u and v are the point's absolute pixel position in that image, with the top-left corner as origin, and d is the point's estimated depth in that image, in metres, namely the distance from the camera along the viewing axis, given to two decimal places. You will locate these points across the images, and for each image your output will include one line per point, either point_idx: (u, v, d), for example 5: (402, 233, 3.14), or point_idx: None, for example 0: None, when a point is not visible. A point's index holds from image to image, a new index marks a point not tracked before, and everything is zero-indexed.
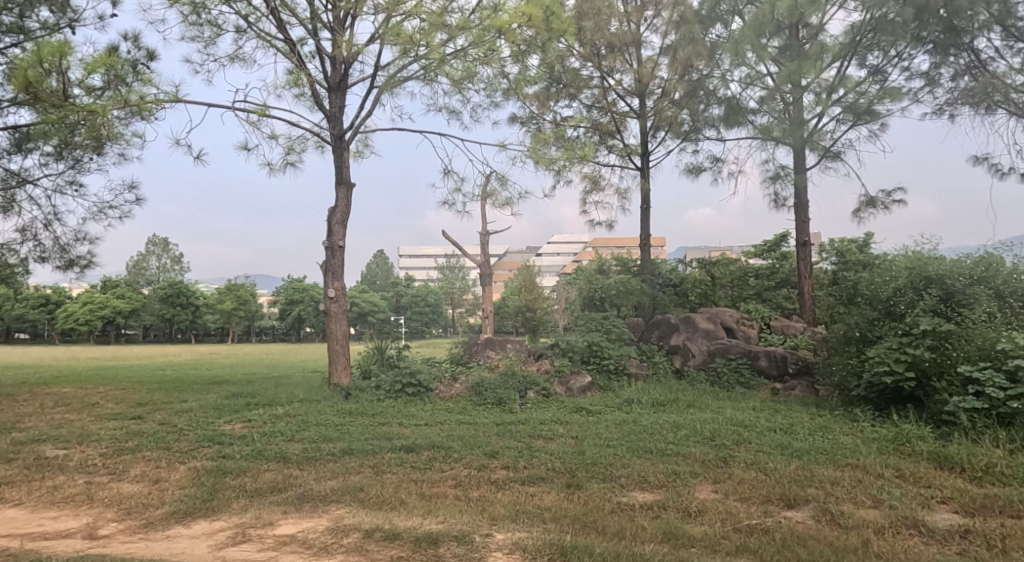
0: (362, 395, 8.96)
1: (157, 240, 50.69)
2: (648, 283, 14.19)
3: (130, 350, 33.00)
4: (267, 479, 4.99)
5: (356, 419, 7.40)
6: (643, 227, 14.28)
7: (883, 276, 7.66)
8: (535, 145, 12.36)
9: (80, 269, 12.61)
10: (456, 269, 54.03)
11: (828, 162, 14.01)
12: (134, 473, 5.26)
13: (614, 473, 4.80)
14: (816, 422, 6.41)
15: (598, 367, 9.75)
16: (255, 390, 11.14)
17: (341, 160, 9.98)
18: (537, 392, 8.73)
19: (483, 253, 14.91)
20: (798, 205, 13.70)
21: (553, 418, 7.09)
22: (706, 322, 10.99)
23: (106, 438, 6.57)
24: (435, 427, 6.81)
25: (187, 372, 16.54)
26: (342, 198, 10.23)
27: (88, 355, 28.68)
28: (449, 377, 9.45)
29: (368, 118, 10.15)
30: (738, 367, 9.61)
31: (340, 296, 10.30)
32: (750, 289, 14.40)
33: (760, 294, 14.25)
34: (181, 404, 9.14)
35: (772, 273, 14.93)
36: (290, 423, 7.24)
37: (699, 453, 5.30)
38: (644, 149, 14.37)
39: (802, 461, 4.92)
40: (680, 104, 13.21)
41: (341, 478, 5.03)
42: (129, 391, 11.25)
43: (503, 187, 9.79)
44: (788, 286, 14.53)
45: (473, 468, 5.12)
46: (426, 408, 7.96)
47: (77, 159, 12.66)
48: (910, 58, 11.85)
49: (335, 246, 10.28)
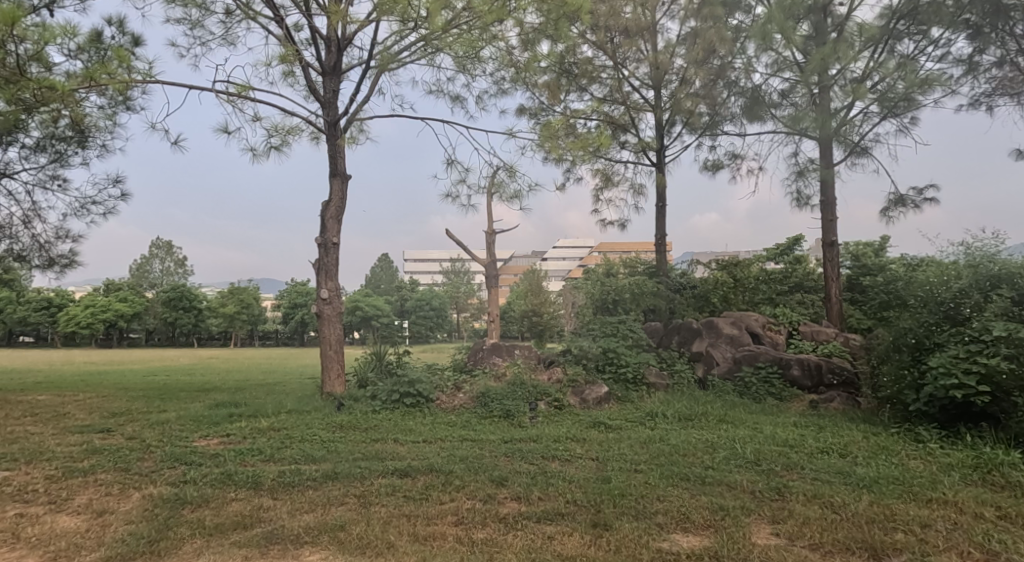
0: (356, 406, 8.14)
1: (161, 242, 50.24)
2: (664, 285, 13.33)
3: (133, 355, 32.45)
4: (233, 513, 4.17)
5: (348, 435, 6.62)
6: (658, 225, 13.47)
7: (939, 277, 6.82)
8: (545, 137, 11.55)
9: (60, 269, 11.87)
10: (461, 273, 53.15)
11: (855, 157, 13.18)
12: (78, 502, 4.46)
13: (648, 509, 3.98)
14: (873, 441, 5.59)
15: (615, 376, 8.90)
16: (244, 398, 10.38)
17: (336, 149, 9.22)
18: (548, 403, 7.88)
19: (489, 254, 14.12)
20: (825, 202, 12.84)
21: (569, 435, 6.27)
22: (730, 327, 10.17)
23: (61, 456, 5.78)
24: (433, 445, 5.98)
25: (181, 378, 15.82)
26: (337, 190, 9.46)
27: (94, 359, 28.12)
28: (452, 386, 8.65)
29: (364, 105, 9.36)
30: (768, 377, 8.75)
31: (334, 298, 9.51)
32: (762, 293, 13.59)
33: (772, 299, 13.54)
34: (159, 415, 8.35)
35: (784, 277, 14.20)
36: (272, 440, 6.43)
37: (747, 481, 4.47)
38: (660, 144, 13.57)
39: (874, 494, 4.08)
40: (699, 95, 12.39)
41: (320, 511, 4.21)
42: (110, 399, 10.50)
43: (511, 179, 8.98)
44: (801, 291, 13.91)
45: (477, 500, 4.29)
46: (426, 421, 7.15)
47: (59, 151, 11.93)
48: (948, 45, 11.01)
49: (329, 242, 9.49)
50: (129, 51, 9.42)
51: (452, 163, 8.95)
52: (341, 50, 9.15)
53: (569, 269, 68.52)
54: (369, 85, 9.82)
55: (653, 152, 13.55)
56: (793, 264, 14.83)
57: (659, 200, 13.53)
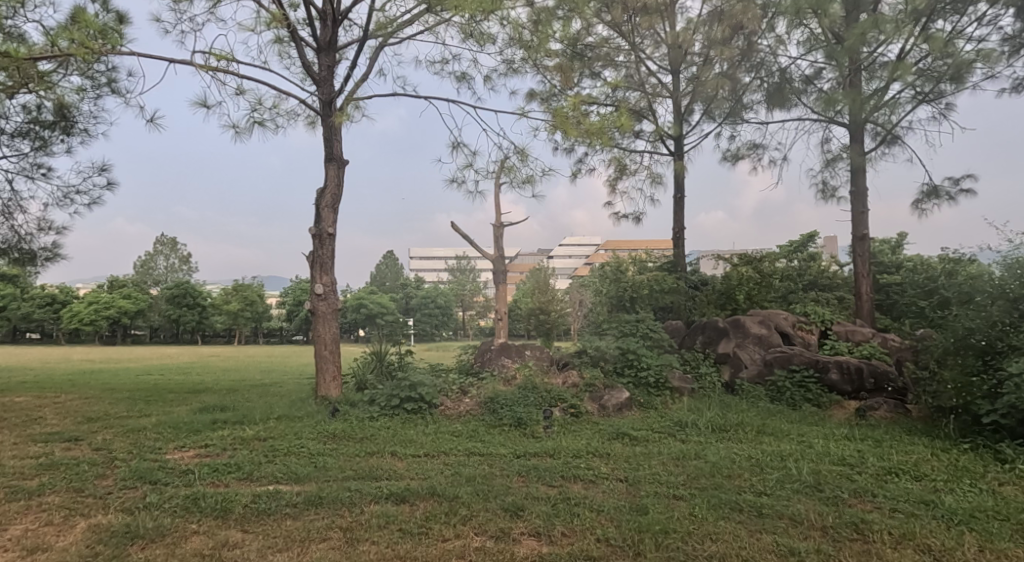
0: (353, 412, 7.39)
1: (165, 239, 49.65)
2: (682, 281, 12.56)
3: (144, 351, 31.75)
4: (190, 553, 3.44)
5: (342, 447, 5.88)
6: (676, 218, 12.68)
7: (1006, 271, 6.01)
8: (557, 122, 10.75)
9: (41, 264, 11.16)
10: (467, 271, 52.46)
11: (887, 144, 12.37)
12: (8, 536, 3.71)
13: (699, 554, 3.26)
14: (948, 459, 4.81)
15: (635, 380, 8.08)
16: (235, 401, 9.66)
17: (331, 130, 8.52)
18: (564, 410, 7.11)
19: (498, 249, 13.34)
20: (856, 192, 11.91)
21: (590, 449, 5.50)
22: (758, 326, 9.36)
23: (9, 474, 5.04)
24: (436, 461, 5.25)
25: (175, 378, 15.10)
26: (332, 176, 8.73)
27: (97, 357, 27.41)
28: (457, 390, 7.90)
29: (362, 83, 8.59)
30: (803, 382, 7.95)
31: (330, 293, 8.76)
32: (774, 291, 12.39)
33: (785, 297, 12.33)
34: (138, 421, 7.63)
35: (803, 274, 13.42)
36: (255, 453, 5.69)
37: (813, 514, 3.71)
38: (679, 131, 12.76)
39: (979, 535, 3.34)
40: (722, 78, 11.58)
41: (295, 550, 3.47)
42: (92, 402, 9.77)
43: (523, 163, 8.20)
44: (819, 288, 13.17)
45: (487, 538, 3.57)
46: (429, 431, 6.40)
47: (42, 138, 11.23)
48: (995, 20, 10.15)
49: (323, 233, 8.73)
50: (110, 25, 8.69)
51: (458, 147, 8.16)
52: (337, 24, 8.36)
53: (576, 268, 67.68)
54: (368, 63, 9.06)
55: (671, 141, 12.75)
56: (803, 262, 14.12)
57: (677, 191, 12.74)
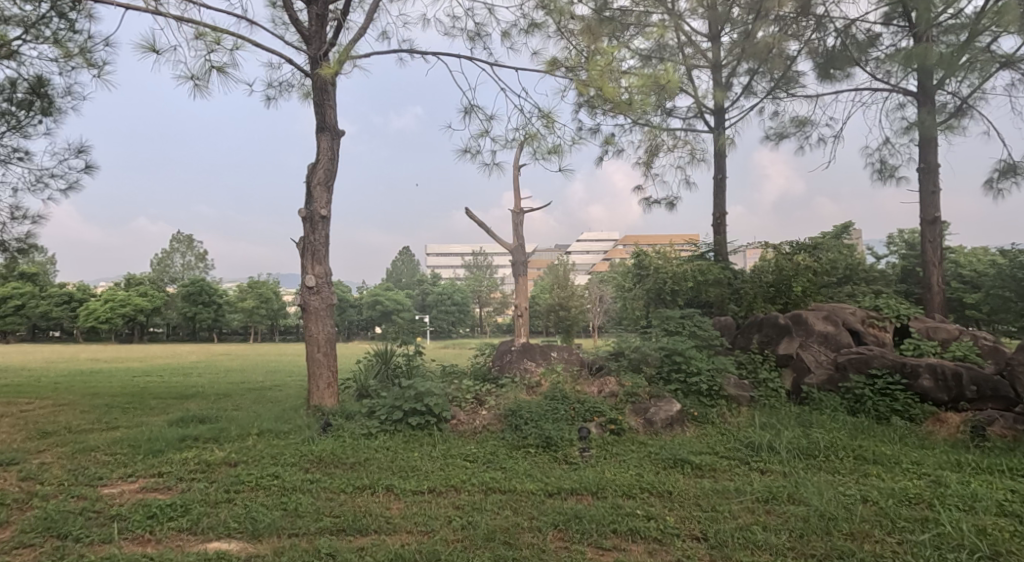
0: (347, 427, 6.15)
1: (182, 237, 48.91)
2: (725, 271, 11.17)
3: (158, 351, 30.83)
4: None
5: (325, 477, 4.64)
6: (717, 200, 11.30)
7: None
8: (583, 90, 9.40)
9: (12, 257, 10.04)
10: (482, 268, 51.35)
11: (957, 116, 10.90)
12: None
13: None
14: None
15: (684, 387, 6.74)
16: (221, 410, 8.46)
17: (323, 94, 7.31)
18: (602, 427, 5.80)
19: (518, 238, 12.03)
20: (924, 169, 10.42)
21: (647, 484, 4.21)
22: (822, 322, 7.96)
23: None
24: (445, 502, 4.01)
25: (172, 380, 14.02)
26: (325, 149, 7.52)
27: (111, 356, 26.49)
28: (472, 400, 6.63)
29: (359, 40, 7.33)
30: (887, 390, 6.57)
31: (324, 286, 7.52)
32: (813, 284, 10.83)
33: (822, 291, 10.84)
34: (97, 437, 6.45)
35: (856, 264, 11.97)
36: (215, 486, 4.47)
37: None
38: (720, 104, 11.38)
39: None
40: (771, 41, 10.18)
41: None
42: (64, 411, 8.63)
43: (548, 130, 6.91)
44: (875, 281, 11.72)
45: None
46: (436, 455, 5.13)
47: (16, 119, 10.12)
48: None
49: (315, 216, 7.49)
50: None
51: (472, 112, 6.87)
52: None
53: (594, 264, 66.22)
54: (365, 16, 7.79)
55: (711, 115, 11.36)
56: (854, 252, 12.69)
57: (716, 171, 11.38)
